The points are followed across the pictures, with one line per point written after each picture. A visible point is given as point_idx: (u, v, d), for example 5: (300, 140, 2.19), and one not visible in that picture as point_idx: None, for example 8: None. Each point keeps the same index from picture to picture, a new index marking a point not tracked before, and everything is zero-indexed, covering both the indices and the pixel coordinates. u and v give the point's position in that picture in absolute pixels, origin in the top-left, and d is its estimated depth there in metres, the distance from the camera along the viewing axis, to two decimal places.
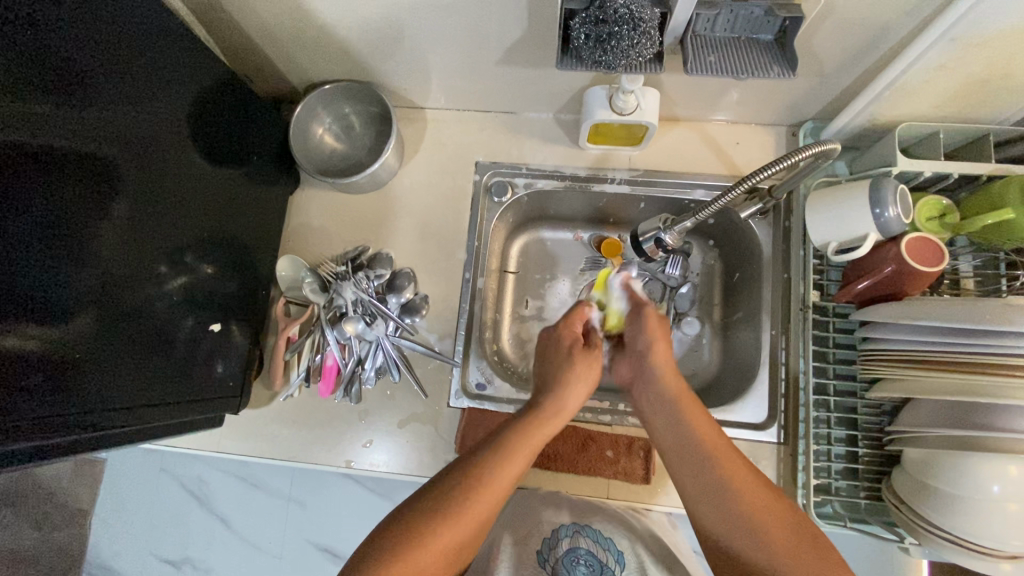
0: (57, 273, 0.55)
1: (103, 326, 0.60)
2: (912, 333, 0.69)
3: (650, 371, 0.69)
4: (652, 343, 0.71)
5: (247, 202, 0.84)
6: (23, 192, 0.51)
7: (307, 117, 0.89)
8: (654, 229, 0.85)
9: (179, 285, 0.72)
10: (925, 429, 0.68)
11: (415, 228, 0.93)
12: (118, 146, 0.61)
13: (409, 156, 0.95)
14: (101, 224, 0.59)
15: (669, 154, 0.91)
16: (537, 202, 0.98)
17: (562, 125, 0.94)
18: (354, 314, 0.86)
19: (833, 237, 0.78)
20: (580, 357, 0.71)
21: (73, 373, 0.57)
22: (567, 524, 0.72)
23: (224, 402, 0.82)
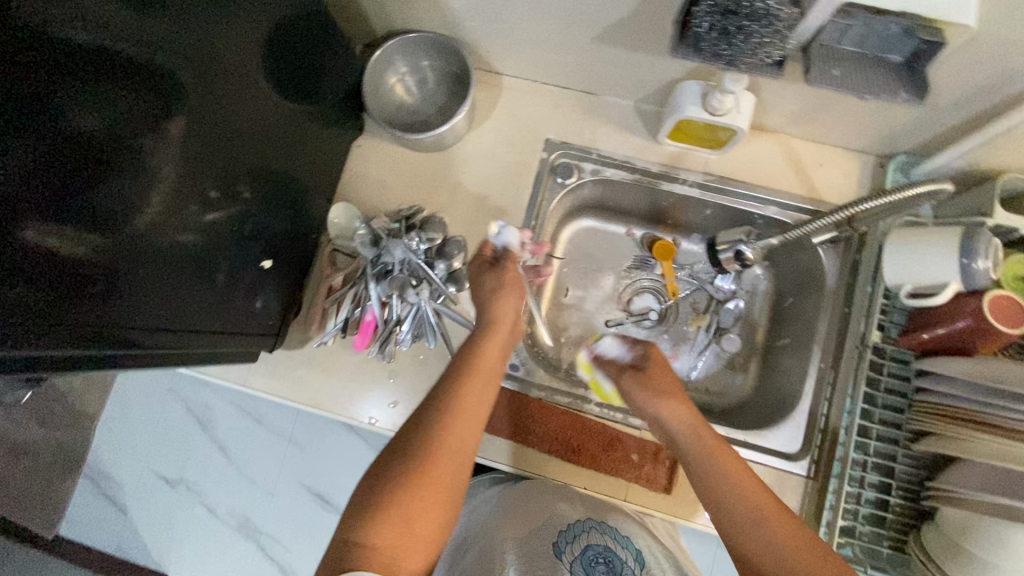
0: (109, 184, 0.53)
1: (148, 242, 0.59)
2: (972, 390, 0.67)
3: (677, 438, 0.70)
4: (658, 411, 0.72)
5: (309, 142, 0.82)
6: (83, 94, 0.49)
7: (384, 63, 0.86)
8: (735, 240, 0.85)
9: (234, 210, 0.70)
10: (971, 493, 0.66)
11: (472, 196, 0.90)
12: (184, 60, 0.58)
13: (478, 120, 0.91)
14: (156, 138, 0.57)
15: (748, 164, 0.87)
16: (599, 190, 0.95)
17: (642, 116, 0.89)
18: (400, 275, 0.85)
19: (909, 279, 0.75)
20: (513, 285, 0.79)
21: (116, 287, 0.56)
22: (583, 520, 0.75)
23: (261, 338, 0.81)
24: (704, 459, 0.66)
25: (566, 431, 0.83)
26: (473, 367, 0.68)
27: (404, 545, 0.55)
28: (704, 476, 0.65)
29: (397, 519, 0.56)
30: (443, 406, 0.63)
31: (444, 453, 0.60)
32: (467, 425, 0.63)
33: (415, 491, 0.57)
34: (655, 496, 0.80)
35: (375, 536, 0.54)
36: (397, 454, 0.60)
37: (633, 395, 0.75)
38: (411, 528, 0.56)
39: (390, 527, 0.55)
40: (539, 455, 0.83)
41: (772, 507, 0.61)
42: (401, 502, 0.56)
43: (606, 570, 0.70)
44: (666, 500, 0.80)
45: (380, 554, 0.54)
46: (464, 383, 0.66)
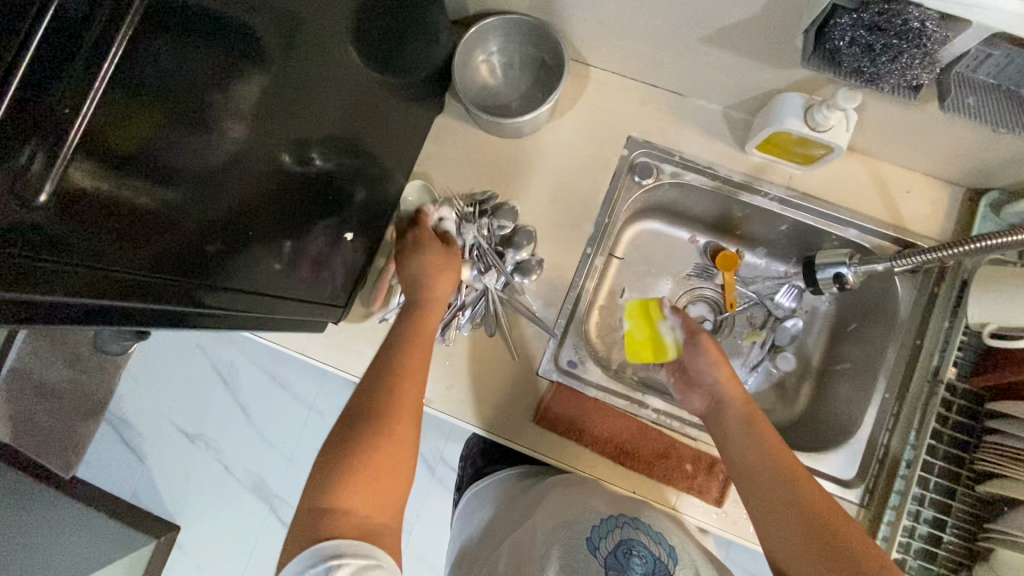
0: (201, 148, 0.49)
1: (231, 208, 0.55)
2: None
3: (724, 401, 0.77)
4: (716, 379, 0.80)
5: (388, 112, 0.79)
6: (183, 54, 0.44)
7: (476, 41, 0.85)
8: (836, 262, 0.84)
9: (319, 177, 0.70)
10: None
11: (547, 187, 0.88)
12: (277, 18, 0.53)
13: (561, 109, 0.89)
14: (245, 101, 0.53)
15: (833, 183, 0.86)
16: (673, 193, 0.93)
17: (730, 122, 0.87)
18: (469, 260, 0.86)
19: (993, 318, 0.73)
20: (445, 267, 0.80)
21: (202, 255, 0.53)
22: (614, 515, 0.71)
23: (330, 308, 0.81)
24: (747, 430, 0.72)
25: (623, 434, 0.82)
26: (412, 342, 0.73)
27: (367, 501, 0.61)
28: (752, 447, 0.71)
29: (362, 481, 0.61)
30: (392, 378, 0.69)
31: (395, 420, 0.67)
32: (411, 393, 0.69)
33: (376, 456, 0.63)
34: (704, 508, 0.80)
35: (345, 497, 0.60)
36: (354, 426, 0.65)
37: (694, 355, 0.83)
38: (377, 487, 0.62)
39: (359, 487, 0.61)
40: (591, 455, 0.82)
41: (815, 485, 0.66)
42: (363, 464, 0.62)
43: (641, 564, 0.67)
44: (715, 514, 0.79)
45: (353, 516, 0.59)
46: (409, 356, 0.72)
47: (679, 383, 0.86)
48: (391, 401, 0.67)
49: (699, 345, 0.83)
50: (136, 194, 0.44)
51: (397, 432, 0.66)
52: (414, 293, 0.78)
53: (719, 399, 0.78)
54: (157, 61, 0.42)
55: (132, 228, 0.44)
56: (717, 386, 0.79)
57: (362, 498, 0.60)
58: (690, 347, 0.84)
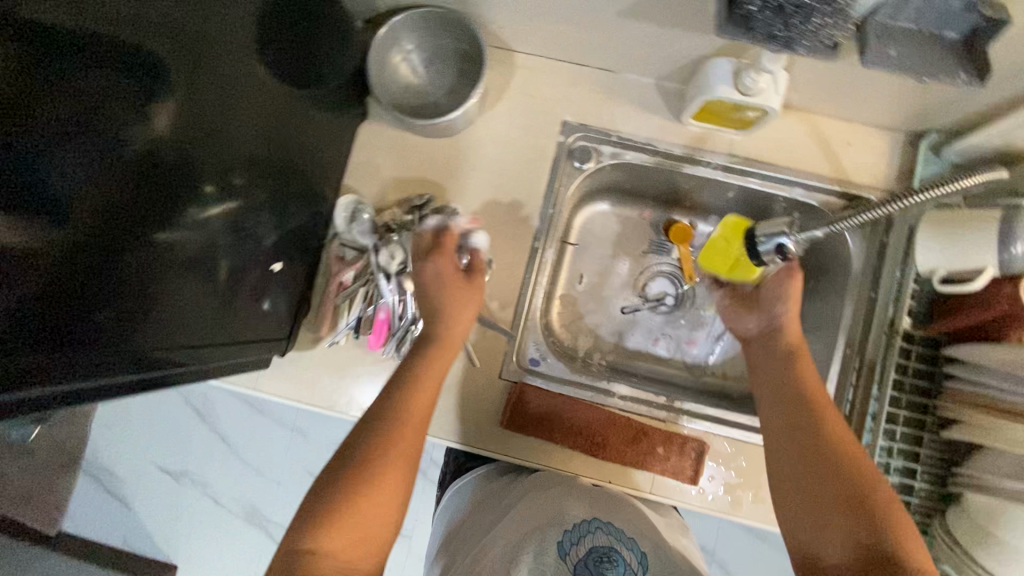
0: (91, 189, 0.46)
1: (140, 254, 0.52)
2: (1005, 377, 0.64)
3: (778, 332, 0.77)
4: (786, 318, 0.77)
5: (311, 128, 0.75)
6: (49, 89, 0.41)
7: (389, 39, 0.80)
8: (777, 233, 0.74)
9: (245, 207, 0.66)
10: (1001, 480, 0.66)
11: (486, 184, 0.85)
12: (170, 42, 0.50)
13: (491, 100, 0.85)
14: (143, 135, 0.50)
15: (774, 144, 0.84)
16: (617, 172, 0.91)
17: (663, 94, 0.85)
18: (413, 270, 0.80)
19: (941, 264, 0.73)
20: (464, 290, 0.74)
21: (104, 308, 0.49)
22: (588, 519, 0.70)
23: (273, 342, 0.77)
24: (789, 377, 0.72)
25: (591, 427, 0.81)
26: (423, 378, 0.69)
27: (355, 542, 0.57)
28: (800, 429, 0.67)
29: (344, 518, 0.58)
30: (386, 413, 0.66)
31: (390, 460, 0.62)
32: (416, 427, 0.66)
33: (367, 493, 0.59)
34: (680, 487, 0.80)
35: (323, 542, 0.56)
36: (343, 464, 0.62)
37: (774, 285, 0.79)
38: (363, 531, 0.58)
39: (340, 531, 0.57)
40: (564, 451, 0.81)
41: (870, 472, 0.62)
42: (348, 506, 0.58)
43: (612, 570, 0.65)
44: (691, 492, 0.80)
45: (329, 559, 0.55)
46: (410, 395, 0.67)
47: (739, 303, 0.84)
48: (388, 433, 0.64)
49: (789, 279, 0.78)
50: (10, 244, 0.40)
51: (393, 466, 0.62)
52: (437, 328, 0.73)
53: (773, 332, 0.78)
54: (19, 94, 0.39)
55: (11, 282, 0.41)
56: (786, 330, 0.77)
57: (344, 544, 0.56)
58: (776, 278, 0.79)
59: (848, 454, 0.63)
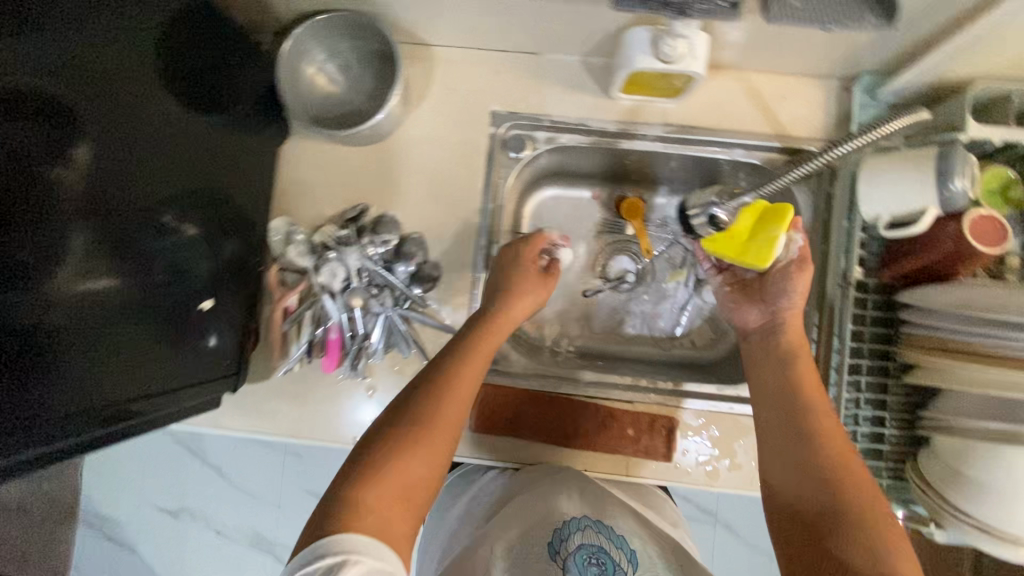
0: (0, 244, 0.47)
1: (62, 305, 0.53)
2: (962, 320, 0.61)
3: (779, 327, 0.71)
4: (791, 312, 0.71)
5: (235, 157, 0.74)
6: None
7: (294, 53, 0.76)
8: (706, 204, 0.81)
9: (180, 245, 0.67)
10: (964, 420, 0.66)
11: (422, 187, 0.83)
12: (67, 95, 0.52)
13: (414, 100, 0.83)
14: (50, 188, 0.51)
15: (709, 108, 0.82)
16: (557, 156, 0.88)
17: (590, 70, 0.82)
18: (359, 286, 0.79)
19: (885, 210, 0.72)
20: (528, 279, 0.77)
21: (29, 361, 0.51)
22: (578, 517, 0.71)
23: (220, 380, 0.74)
24: (789, 373, 0.68)
25: (560, 416, 0.81)
26: (474, 346, 0.69)
27: (397, 501, 0.56)
28: (789, 421, 0.66)
29: (387, 476, 0.57)
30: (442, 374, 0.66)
31: (437, 423, 0.62)
32: (465, 390, 0.66)
33: (412, 451, 0.59)
34: (656, 466, 0.79)
35: (364, 493, 0.55)
36: (390, 423, 0.62)
37: (781, 276, 0.70)
38: (404, 489, 0.57)
39: (380, 486, 0.56)
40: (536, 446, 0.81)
41: (862, 481, 0.59)
42: (393, 466, 0.58)
43: (599, 571, 0.65)
44: (668, 469, 0.79)
45: (371, 513, 0.54)
46: (466, 358, 0.68)
47: (743, 295, 0.76)
48: (443, 396, 0.64)
49: (800, 272, 0.69)
50: None
51: (440, 426, 0.62)
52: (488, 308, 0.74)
53: (774, 328, 0.72)
54: None
55: None
56: (788, 326, 0.71)
57: (384, 499, 0.56)
58: (785, 269, 0.70)
59: (838, 457, 0.61)
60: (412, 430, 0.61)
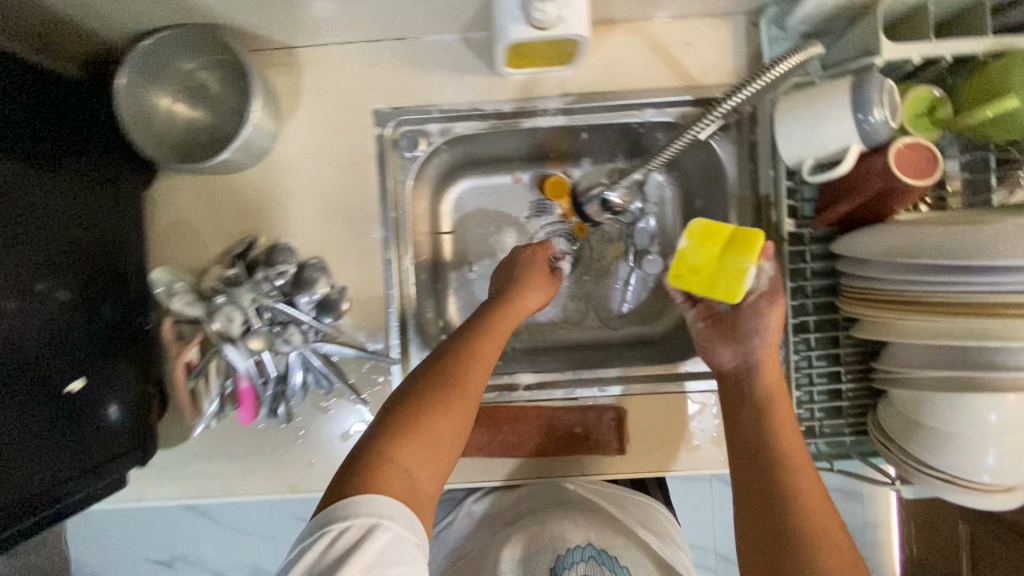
0: None
1: None
2: (897, 267, 0.55)
3: (754, 369, 0.65)
4: (766, 350, 0.65)
5: (93, 210, 0.65)
6: None
7: (133, 93, 0.67)
8: (599, 189, 0.82)
9: (45, 317, 0.59)
10: (918, 371, 0.60)
11: (313, 206, 0.75)
12: None
13: (286, 113, 0.74)
14: None
15: (609, 69, 0.74)
16: (458, 146, 0.81)
17: (473, 47, 0.74)
18: (260, 328, 0.72)
19: (808, 154, 0.65)
20: (536, 283, 0.76)
21: None
22: (581, 546, 0.67)
23: (120, 460, 0.67)
24: (764, 422, 0.61)
25: (507, 428, 0.76)
26: (492, 324, 0.68)
27: (425, 461, 0.56)
28: (750, 414, 0.62)
29: (417, 436, 0.57)
30: (461, 343, 0.65)
31: (466, 389, 0.61)
32: (486, 363, 0.64)
33: (439, 413, 0.58)
34: (610, 461, 0.76)
35: (395, 453, 0.55)
36: (420, 382, 0.61)
37: (755, 311, 0.66)
38: (435, 451, 0.57)
39: (412, 446, 0.56)
40: (483, 461, 0.76)
41: (796, 447, 0.59)
42: (422, 425, 0.57)
43: None
44: (623, 461, 0.76)
45: (397, 467, 0.54)
46: (485, 335, 0.66)
47: (714, 332, 0.70)
48: (467, 364, 0.63)
49: (770, 307, 0.65)
50: None
51: (466, 390, 0.61)
52: (509, 296, 0.73)
53: (750, 369, 0.65)
54: None
55: None
56: (763, 370, 0.64)
57: (415, 458, 0.55)
58: (756, 303, 0.66)
59: (787, 444, 0.59)
60: (441, 393, 0.60)
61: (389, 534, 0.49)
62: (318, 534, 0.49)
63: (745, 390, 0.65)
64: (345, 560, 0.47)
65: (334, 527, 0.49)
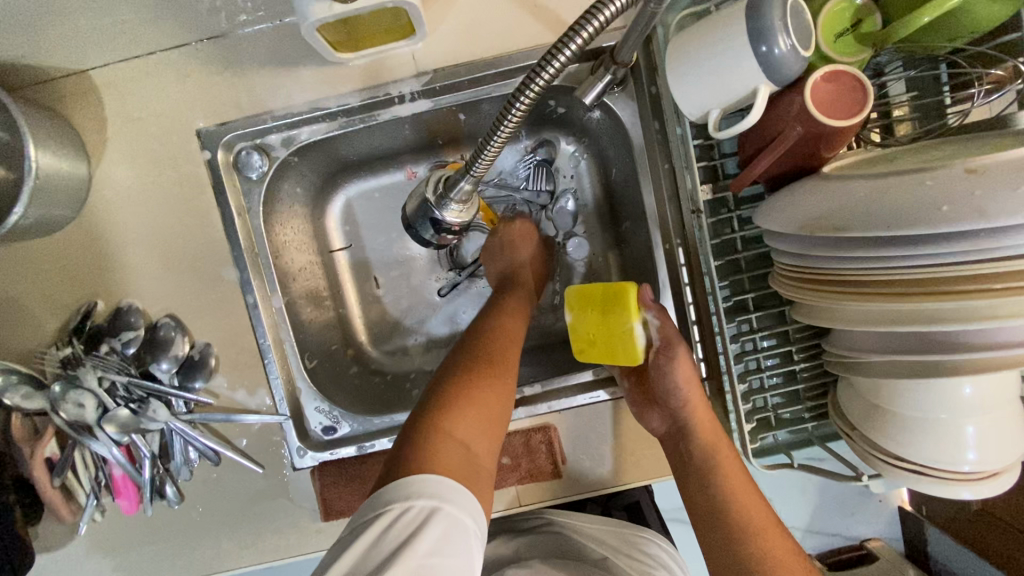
0: None
1: None
2: (825, 244, 0.43)
3: (685, 424, 0.58)
4: (688, 405, 0.58)
5: None
6: None
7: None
8: (426, 209, 0.61)
9: None
10: (868, 358, 0.47)
11: (154, 254, 0.64)
12: None
13: (97, 153, 0.63)
14: None
15: (467, 33, 0.61)
16: (317, 153, 0.69)
17: (298, 33, 0.61)
18: (116, 407, 0.62)
19: (713, 103, 0.52)
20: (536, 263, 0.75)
21: None
22: None
23: None
24: (711, 475, 0.54)
25: None
26: (513, 311, 0.67)
27: (478, 439, 0.51)
28: (699, 479, 0.55)
29: (467, 413, 0.52)
30: (487, 328, 0.63)
31: (503, 366, 0.58)
32: (517, 345, 0.62)
33: (485, 392, 0.55)
34: (548, 487, 0.66)
35: (448, 428, 0.50)
36: (460, 366, 0.57)
37: (660, 371, 0.58)
38: (486, 429, 0.53)
39: (463, 421, 0.52)
40: None
41: (750, 497, 0.53)
42: (469, 400, 0.53)
43: None
44: (563, 485, 0.66)
45: (453, 442, 0.49)
46: (508, 320, 0.64)
47: (635, 393, 0.62)
48: (497, 347, 0.60)
49: (673, 363, 0.57)
50: None
51: (504, 370, 0.58)
52: (519, 279, 0.72)
53: (680, 425, 0.58)
54: None
55: None
56: (695, 425, 0.57)
57: (468, 434, 0.51)
58: (658, 362, 0.58)
59: (747, 503, 0.53)
60: (479, 374, 0.56)
61: (446, 519, 0.43)
62: (375, 513, 0.42)
63: (686, 453, 0.57)
64: (404, 546, 0.40)
65: (392, 506, 0.43)
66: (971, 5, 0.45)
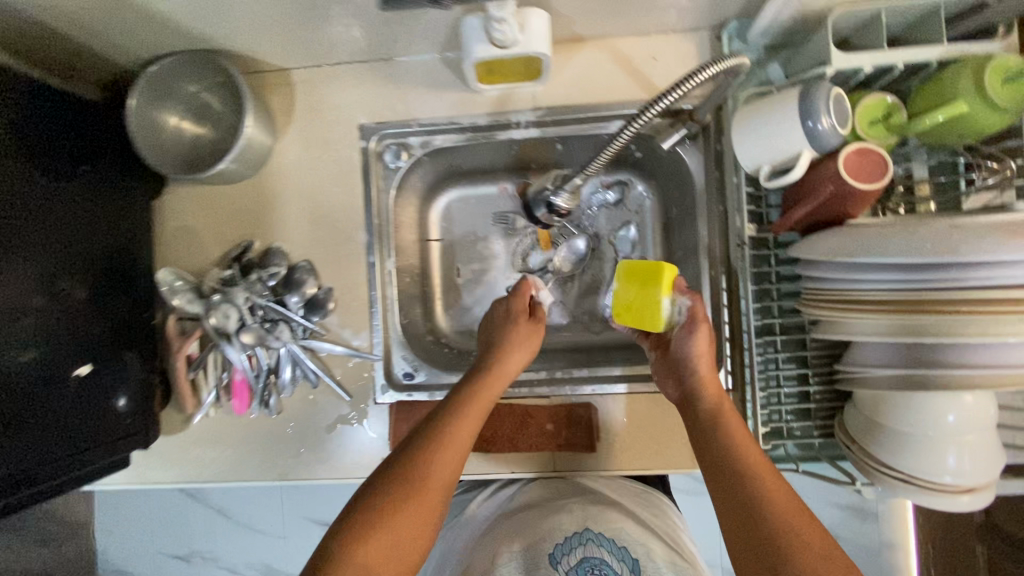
0: None
1: None
2: (847, 268, 0.55)
3: (693, 386, 0.67)
4: (699, 371, 0.67)
5: (114, 213, 0.73)
6: None
7: (145, 115, 0.75)
8: (543, 193, 0.80)
9: (78, 309, 0.67)
10: (871, 370, 0.58)
11: (305, 212, 0.82)
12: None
13: (280, 131, 0.82)
14: None
15: (578, 84, 0.78)
16: (440, 158, 0.86)
17: (450, 67, 0.80)
18: (252, 324, 0.78)
19: (764, 159, 0.67)
20: (521, 342, 0.72)
21: None
22: (580, 531, 0.65)
23: (127, 441, 0.74)
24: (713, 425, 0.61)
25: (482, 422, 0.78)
26: (466, 404, 0.62)
27: (394, 551, 0.50)
28: (704, 435, 0.61)
29: (377, 531, 0.50)
30: (431, 426, 0.60)
31: (434, 471, 0.55)
32: (457, 443, 0.58)
33: (407, 501, 0.52)
34: (583, 457, 0.77)
35: (361, 547, 0.49)
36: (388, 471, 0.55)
37: (682, 341, 0.69)
38: (404, 542, 0.51)
39: (377, 538, 0.50)
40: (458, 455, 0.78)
41: (748, 445, 0.58)
42: (387, 513, 0.51)
43: None
44: (595, 457, 0.77)
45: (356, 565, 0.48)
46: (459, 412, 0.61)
47: (659, 365, 0.73)
48: (430, 456, 0.56)
49: (691, 332, 0.69)
50: None
51: (435, 475, 0.55)
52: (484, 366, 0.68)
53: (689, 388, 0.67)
54: None
55: None
56: (703, 389, 0.66)
57: (379, 555, 0.49)
58: (680, 332, 0.69)
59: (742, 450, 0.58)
60: (406, 481, 0.54)
61: None
62: None
63: (692, 410, 0.65)
64: None
65: None
66: (977, 113, 0.59)
